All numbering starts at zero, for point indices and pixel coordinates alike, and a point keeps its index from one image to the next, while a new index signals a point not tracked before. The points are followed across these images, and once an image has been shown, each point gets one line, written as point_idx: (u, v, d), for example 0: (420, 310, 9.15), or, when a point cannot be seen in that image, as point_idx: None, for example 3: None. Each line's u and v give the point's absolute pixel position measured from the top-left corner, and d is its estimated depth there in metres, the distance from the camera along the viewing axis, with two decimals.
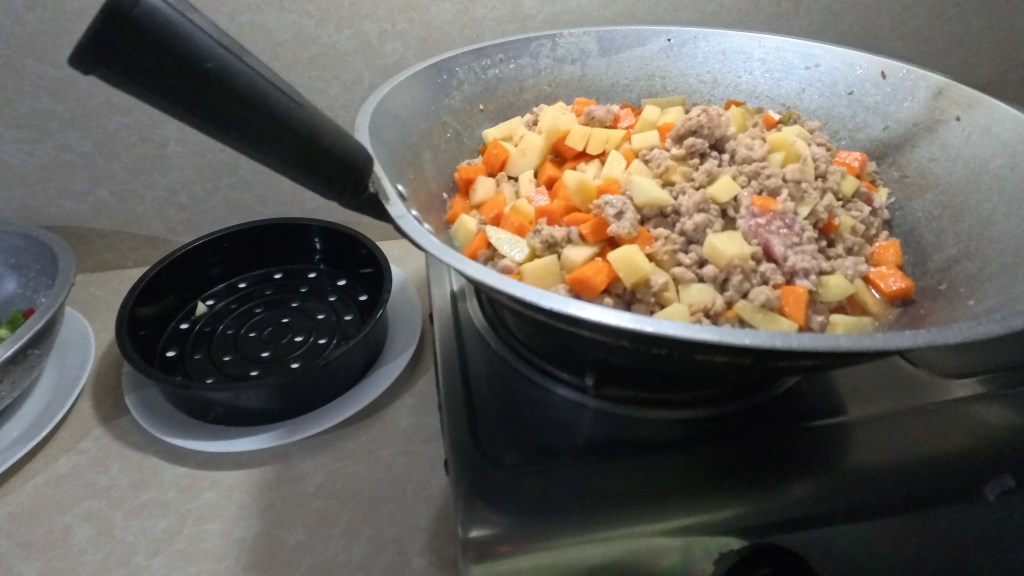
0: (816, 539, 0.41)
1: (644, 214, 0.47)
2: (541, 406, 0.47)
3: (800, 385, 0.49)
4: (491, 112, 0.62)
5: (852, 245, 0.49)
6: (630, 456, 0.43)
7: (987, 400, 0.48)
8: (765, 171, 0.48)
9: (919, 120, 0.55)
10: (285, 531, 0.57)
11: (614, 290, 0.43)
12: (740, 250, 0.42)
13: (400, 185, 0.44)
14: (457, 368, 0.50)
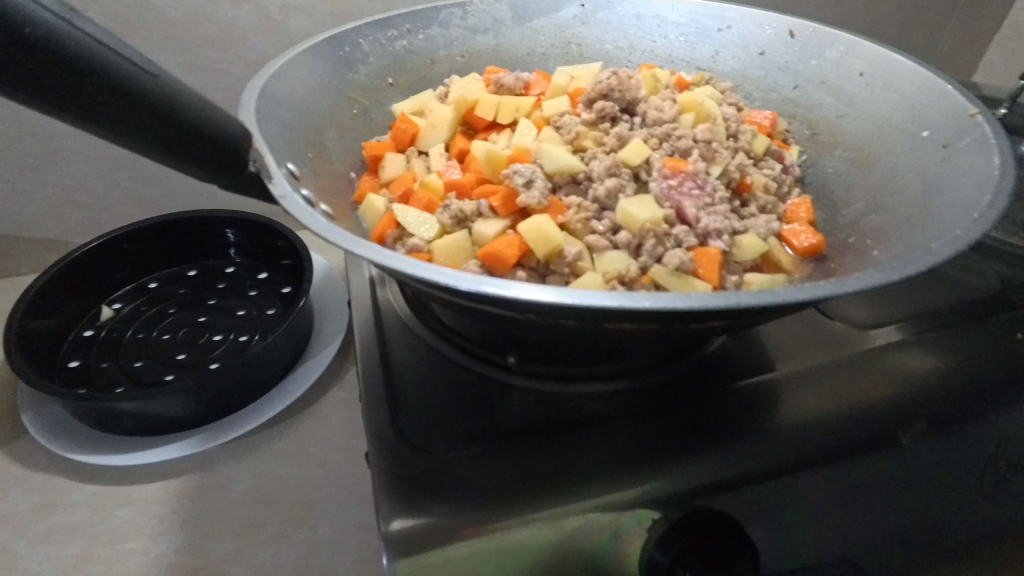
0: (747, 500, 0.42)
1: (556, 182, 0.46)
2: (468, 389, 0.45)
3: (726, 347, 0.50)
4: (402, 86, 0.59)
5: (765, 204, 0.49)
6: (560, 433, 0.42)
7: (902, 348, 0.49)
8: (676, 133, 0.48)
9: (827, 76, 0.55)
10: (210, 542, 0.54)
11: (527, 261, 0.42)
12: (653, 215, 0.42)
13: (291, 166, 0.40)
14: (378, 357, 0.48)
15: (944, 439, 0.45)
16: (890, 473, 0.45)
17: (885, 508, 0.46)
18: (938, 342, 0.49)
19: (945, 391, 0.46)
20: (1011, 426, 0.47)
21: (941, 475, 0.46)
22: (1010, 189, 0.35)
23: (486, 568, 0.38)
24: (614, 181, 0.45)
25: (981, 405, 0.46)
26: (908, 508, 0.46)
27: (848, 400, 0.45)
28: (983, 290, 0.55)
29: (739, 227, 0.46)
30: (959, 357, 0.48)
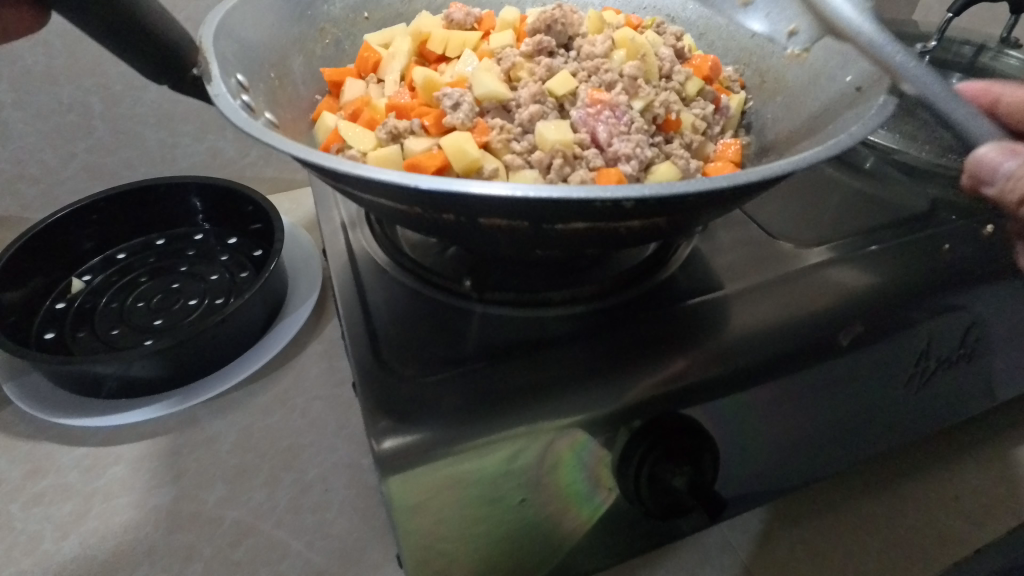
0: (703, 405, 0.45)
1: (484, 107, 0.44)
2: (440, 320, 0.48)
3: (679, 273, 0.54)
4: (377, 21, 0.60)
5: (689, 144, 0.45)
6: (527, 353, 0.46)
7: (841, 263, 0.53)
8: (605, 66, 0.45)
9: (784, 27, 0.53)
10: (204, 491, 0.56)
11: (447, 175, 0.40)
12: (565, 137, 0.41)
13: (240, 78, 0.42)
14: (356, 297, 0.50)
15: (877, 341, 0.50)
16: (830, 375, 0.49)
17: (829, 407, 0.50)
18: (875, 255, 0.54)
19: (881, 296, 0.51)
20: (937, 327, 0.52)
21: (875, 375, 0.51)
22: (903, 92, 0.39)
23: (469, 484, 0.41)
24: (535, 106, 0.43)
25: (911, 305, 0.51)
26: (845, 407, 0.51)
27: (790, 308, 0.49)
28: (912, 209, 0.60)
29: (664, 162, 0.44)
30: (893, 265, 0.53)
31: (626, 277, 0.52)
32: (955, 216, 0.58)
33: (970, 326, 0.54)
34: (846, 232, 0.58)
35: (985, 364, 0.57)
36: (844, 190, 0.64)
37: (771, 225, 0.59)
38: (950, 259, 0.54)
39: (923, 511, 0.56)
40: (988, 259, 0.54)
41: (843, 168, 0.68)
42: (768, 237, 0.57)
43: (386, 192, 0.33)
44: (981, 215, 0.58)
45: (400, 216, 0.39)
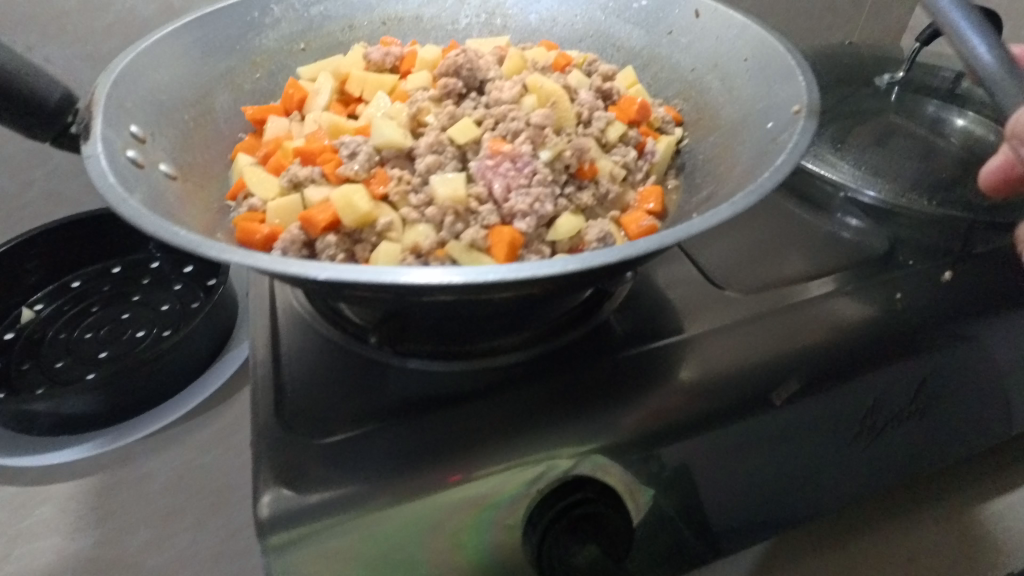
0: (617, 468, 0.43)
1: (384, 156, 0.42)
2: (357, 374, 0.46)
3: (617, 319, 0.51)
4: (315, 50, 0.60)
5: (607, 193, 0.44)
6: (448, 409, 0.44)
7: (845, 295, 0.53)
8: (511, 114, 0.42)
9: (720, 61, 0.51)
10: (128, 534, 0.55)
11: (338, 228, 0.39)
12: (456, 192, 0.39)
13: (136, 127, 0.40)
14: (270, 349, 0.49)
15: (817, 398, 0.47)
16: (766, 433, 0.47)
17: (800, 456, 0.48)
18: (873, 289, 0.54)
19: (876, 334, 0.51)
20: (890, 382, 0.50)
21: (828, 429, 0.49)
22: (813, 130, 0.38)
23: (360, 548, 0.39)
24: (433, 157, 0.41)
25: (855, 359, 0.49)
26: (789, 465, 0.48)
27: (763, 349, 0.49)
28: (869, 254, 0.59)
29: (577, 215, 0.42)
30: (893, 299, 0.53)
31: (565, 320, 0.50)
32: (912, 262, 0.57)
33: (924, 380, 0.51)
34: (797, 277, 0.56)
35: (945, 415, 0.54)
36: (797, 228, 0.62)
37: (718, 269, 0.56)
38: (900, 311, 0.52)
39: (879, 571, 0.53)
40: (949, 305, 0.54)
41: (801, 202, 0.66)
42: (715, 286, 0.54)
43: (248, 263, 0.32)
44: (941, 261, 0.57)
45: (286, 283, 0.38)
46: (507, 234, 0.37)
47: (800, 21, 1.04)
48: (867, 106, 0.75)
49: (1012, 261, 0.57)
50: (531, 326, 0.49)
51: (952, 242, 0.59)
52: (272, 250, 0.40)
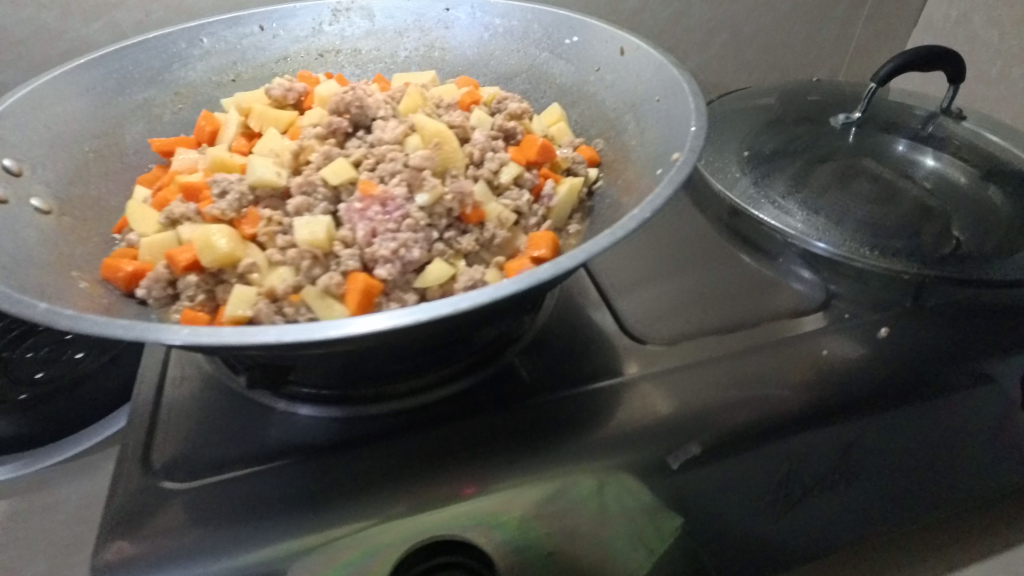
0: (485, 530, 0.40)
1: (258, 195, 0.41)
2: (242, 415, 0.46)
3: (523, 366, 0.49)
4: (246, 82, 0.59)
5: (493, 238, 0.41)
6: (325, 455, 0.43)
7: (831, 333, 0.53)
8: (389, 155, 0.40)
9: (639, 102, 0.49)
10: (23, 565, 0.54)
11: (198, 268, 0.38)
12: (315, 236, 0.37)
13: (11, 161, 0.40)
14: (155, 394, 0.48)
15: (718, 462, 0.45)
16: (665, 497, 0.44)
17: (753, 501, 0.46)
18: (861, 327, 0.53)
19: (851, 373, 0.50)
20: (812, 448, 0.47)
21: (757, 482, 0.46)
22: (678, 181, 0.36)
23: None
24: (303, 198, 0.39)
25: (766, 417, 0.46)
26: (708, 525, 0.45)
27: (718, 389, 0.47)
28: (801, 304, 0.57)
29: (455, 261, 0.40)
30: (882, 337, 0.52)
31: (470, 362, 0.48)
32: (850, 316, 0.55)
33: (848, 446, 0.48)
34: (721, 327, 0.54)
35: (877, 483, 0.50)
36: (731, 279, 0.60)
37: (639, 316, 0.55)
38: (828, 368, 0.50)
39: None
40: (880, 366, 0.50)
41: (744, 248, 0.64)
42: (628, 334, 0.52)
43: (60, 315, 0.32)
44: (877, 315, 0.55)
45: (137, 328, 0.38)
46: (360, 282, 0.36)
47: (781, 56, 1.02)
48: (829, 142, 0.72)
49: (954, 317, 0.54)
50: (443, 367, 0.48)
51: (892, 295, 0.56)
52: (137, 287, 0.39)
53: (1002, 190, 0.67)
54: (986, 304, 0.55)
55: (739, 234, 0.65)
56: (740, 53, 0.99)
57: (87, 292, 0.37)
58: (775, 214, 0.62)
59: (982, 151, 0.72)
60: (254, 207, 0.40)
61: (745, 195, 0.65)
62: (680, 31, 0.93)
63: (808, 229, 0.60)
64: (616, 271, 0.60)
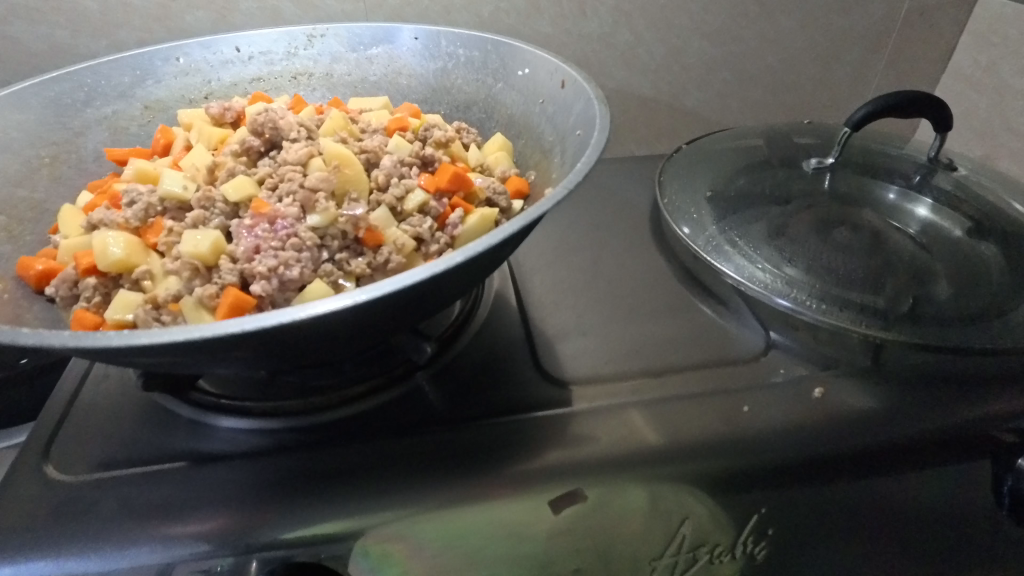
0: (347, 551, 0.41)
1: (167, 207, 0.42)
2: (150, 419, 0.47)
3: (433, 392, 0.48)
4: (217, 100, 0.62)
5: (388, 262, 0.41)
6: (209, 467, 0.43)
7: (844, 381, 0.49)
8: (289, 175, 0.41)
9: (569, 137, 0.48)
10: None
11: (98, 272, 0.41)
12: (197, 248, 0.38)
13: None
14: (72, 391, 0.50)
15: (604, 502, 0.43)
16: (544, 544, 0.43)
17: (710, 543, 0.46)
18: (868, 376, 0.50)
19: (858, 424, 0.46)
20: (733, 508, 0.45)
21: (716, 525, 0.45)
22: (532, 216, 0.35)
23: None
24: (202, 212, 0.41)
25: (664, 471, 0.43)
26: (637, 562, 0.46)
27: (685, 428, 0.45)
28: (744, 356, 0.52)
29: (343, 282, 0.40)
30: (890, 386, 0.49)
31: (377, 385, 0.48)
32: (787, 369, 0.51)
33: (750, 513, 0.46)
34: (648, 371, 0.51)
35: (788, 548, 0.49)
36: (684, 323, 0.56)
37: (560, 350, 0.52)
38: (748, 429, 0.45)
39: None
40: (825, 432, 0.46)
41: (701, 289, 0.60)
42: (540, 371, 0.50)
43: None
44: (821, 373, 0.50)
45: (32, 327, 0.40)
46: (230, 295, 0.36)
47: (789, 96, 0.99)
48: (803, 182, 0.69)
49: (912, 381, 0.49)
50: (353, 385, 0.48)
51: (847, 355, 0.52)
52: (47, 286, 0.42)
53: (994, 245, 0.62)
54: (953, 372, 0.50)
55: (696, 278, 0.61)
56: (743, 92, 0.97)
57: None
58: (738, 270, 0.57)
59: (979, 203, 0.67)
60: (162, 218, 0.42)
61: (704, 245, 0.61)
62: (678, 67, 0.92)
63: (770, 286, 0.56)
64: (555, 309, 0.57)
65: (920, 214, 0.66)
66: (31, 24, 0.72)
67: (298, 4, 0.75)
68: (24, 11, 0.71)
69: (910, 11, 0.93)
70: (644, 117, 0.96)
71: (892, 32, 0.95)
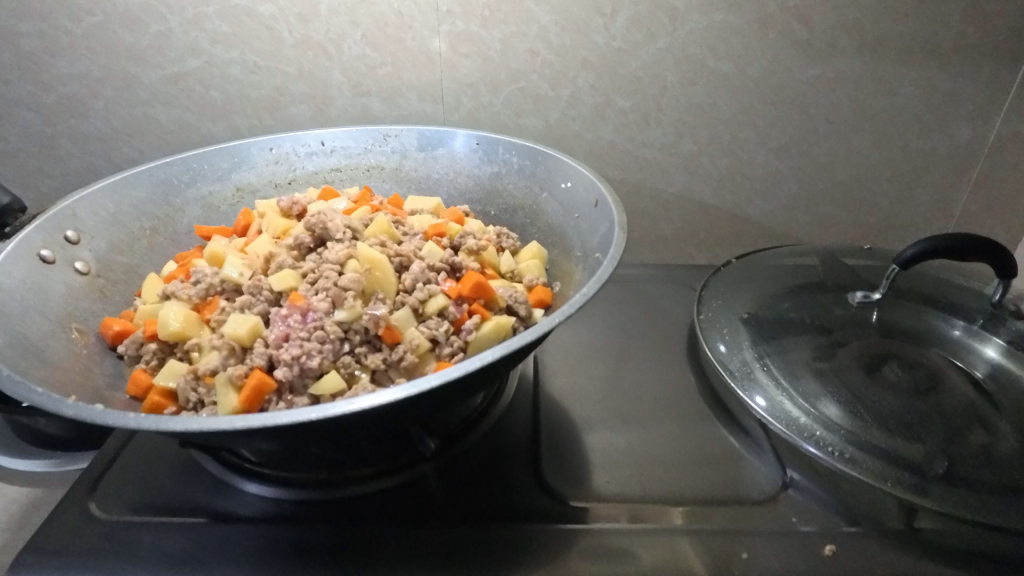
0: None
1: (225, 288, 0.49)
2: (182, 471, 0.52)
3: (435, 484, 0.50)
4: (299, 185, 0.70)
5: (401, 359, 0.45)
6: (218, 527, 0.47)
7: (912, 548, 0.47)
8: (326, 273, 0.46)
9: (594, 255, 0.50)
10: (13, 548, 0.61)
11: (159, 339, 0.47)
12: (237, 330, 0.44)
13: (67, 230, 0.53)
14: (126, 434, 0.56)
15: None
16: None
17: None
18: (924, 540, 0.47)
19: None
20: None
21: None
22: (514, 346, 0.37)
23: None
24: (249, 297, 0.47)
25: None
26: None
27: (729, 564, 0.45)
28: (756, 494, 0.51)
29: (358, 374, 0.44)
30: (945, 549, 0.47)
31: (384, 469, 0.51)
32: (799, 521, 0.48)
33: None
34: (653, 497, 0.50)
35: None
36: (701, 449, 0.55)
37: (562, 459, 0.53)
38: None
39: None
40: None
41: (726, 414, 0.59)
42: (539, 480, 0.51)
43: (14, 351, 0.41)
44: (838, 528, 0.48)
45: (96, 380, 0.46)
46: (254, 378, 0.41)
47: (862, 214, 0.96)
48: (849, 311, 0.66)
49: (944, 558, 0.46)
50: (363, 466, 0.51)
51: (874, 512, 0.49)
52: (119, 345, 0.49)
53: None
54: (985, 551, 0.47)
55: (724, 403, 0.60)
56: (811, 205, 0.95)
57: (73, 341, 0.47)
58: (766, 402, 0.55)
59: None
60: (219, 296, 0.49)
61: (735, 371, 0.59)
62: (742, 177, 0.92)
63: (796, 426, 0.53)
64: (569, 415, 0.58)
65: (988, 354, 0.61)
66: (169, 108, 0.86)
67: (384, 103, 0.85)
68: (164, 97, 0.85)
69: (1000, 138, 0.88)
70: (704, 223, 0.96)
71: (980, 157, 0.90)
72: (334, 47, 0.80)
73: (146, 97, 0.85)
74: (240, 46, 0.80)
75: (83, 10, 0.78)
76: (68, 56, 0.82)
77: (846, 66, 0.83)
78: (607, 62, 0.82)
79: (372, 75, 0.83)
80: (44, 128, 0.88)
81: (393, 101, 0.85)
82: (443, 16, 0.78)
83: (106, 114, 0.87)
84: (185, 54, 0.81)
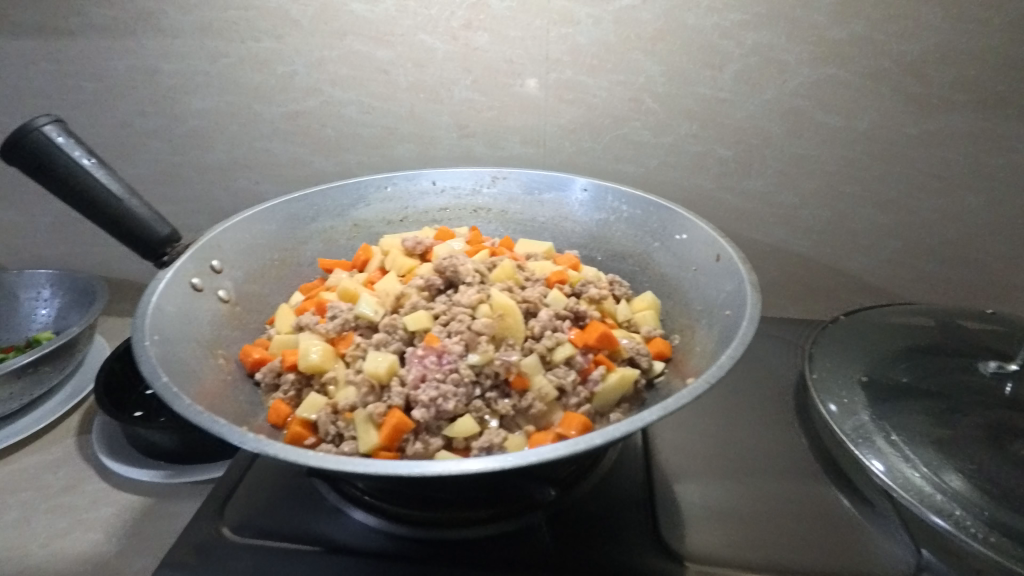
0: None
1: (358, 324, 0.51)
2: (299, 499, 0.54)
3: (547, 534, 0.50)
4: (409, 223, 0.73)
5: (530, 406, 0.46)
6: (339, 560, 0.48)
7: None
8: (460, 316, 0.48)
9: (721, 311, 0.50)
10: (124, 551, 0.64)
11: (297, 369, 0.49)
12: (376, 368, 0.45)
13: (213, 261, 0.56)
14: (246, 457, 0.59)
15: None
16: None
17: None
18: None
19: None
20: None
21: None
22: (668, 409, 0.37)
23: None
24: (385, 335, 0.49)
25: None
26: None
27: None
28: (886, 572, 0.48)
29: (488, 418, 0.45)
30: None
31: (496, 513, 0.51)
32: None
33: None
34: (774, 565, 0.48)
35: None
36: (819, 517, 0.53)
37: (674, 517, 0.52)
38: None
39: None
40: None
41: (844, 483, 0.56)
42: (654, 538, 0.50)
43: (174, 373, 0.44)
44: None
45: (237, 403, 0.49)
46: (395, 417, 0.42)
47: (969, 274, 0.92)
48: (976, 379, 0.62)
49: None
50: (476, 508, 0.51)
51: None
52: (257, 372, 0.51)
53: None
54: None
55: (841, 470, 0.57)
56: (914, 262, 0.92)
57: (218, 366, 0.50)
58: (887, 469, 0.53)
59: None
60: (353, 332, 0.51)
61: (851, 433, 0.57)
62: (842, 229, 0.90)
63: (929, 502, 0.50)
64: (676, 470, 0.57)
65: None
66: (286, 143, 0.91)
67: (487, 145, 0.88)
68: (282, 132, 0.90)
69: None
70: (797, 274, 0.94)
71: None
72: (445, 92, 0.84)
73: (267, 132, 0.91)
74: (358, 89, 0.85)
75: (219, 53, 0.84)
76: (202, 93, 0.88)
77: (962, 124, 0.80)
78: (710, 113, 0.82)
79: (478, 119, 0.86)
80: (173, 156, 0.95)
81: (495, 143, 0.88)
82: (552, 64, 0.81)
83: (228, 145, 0.93)
84: (306, 94, 0.86)
